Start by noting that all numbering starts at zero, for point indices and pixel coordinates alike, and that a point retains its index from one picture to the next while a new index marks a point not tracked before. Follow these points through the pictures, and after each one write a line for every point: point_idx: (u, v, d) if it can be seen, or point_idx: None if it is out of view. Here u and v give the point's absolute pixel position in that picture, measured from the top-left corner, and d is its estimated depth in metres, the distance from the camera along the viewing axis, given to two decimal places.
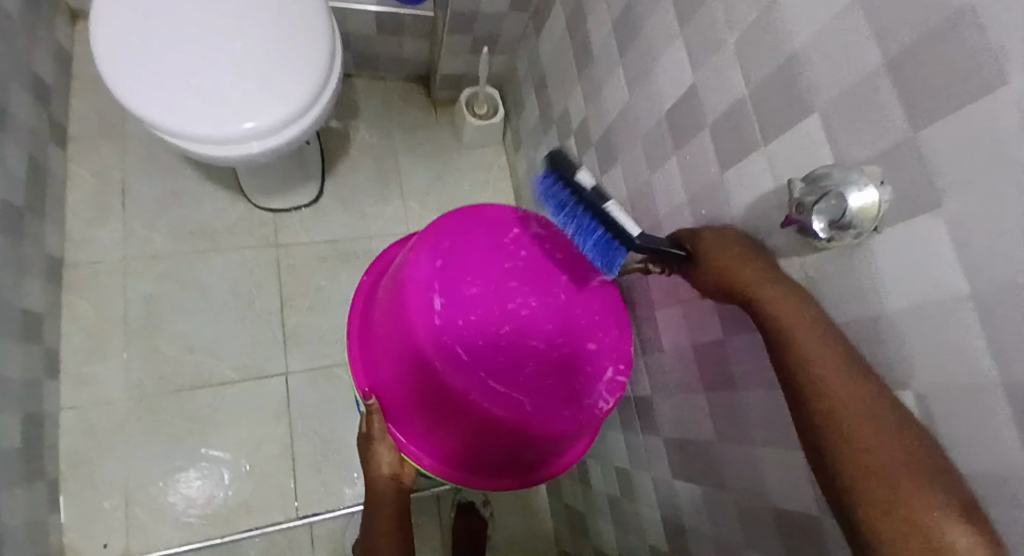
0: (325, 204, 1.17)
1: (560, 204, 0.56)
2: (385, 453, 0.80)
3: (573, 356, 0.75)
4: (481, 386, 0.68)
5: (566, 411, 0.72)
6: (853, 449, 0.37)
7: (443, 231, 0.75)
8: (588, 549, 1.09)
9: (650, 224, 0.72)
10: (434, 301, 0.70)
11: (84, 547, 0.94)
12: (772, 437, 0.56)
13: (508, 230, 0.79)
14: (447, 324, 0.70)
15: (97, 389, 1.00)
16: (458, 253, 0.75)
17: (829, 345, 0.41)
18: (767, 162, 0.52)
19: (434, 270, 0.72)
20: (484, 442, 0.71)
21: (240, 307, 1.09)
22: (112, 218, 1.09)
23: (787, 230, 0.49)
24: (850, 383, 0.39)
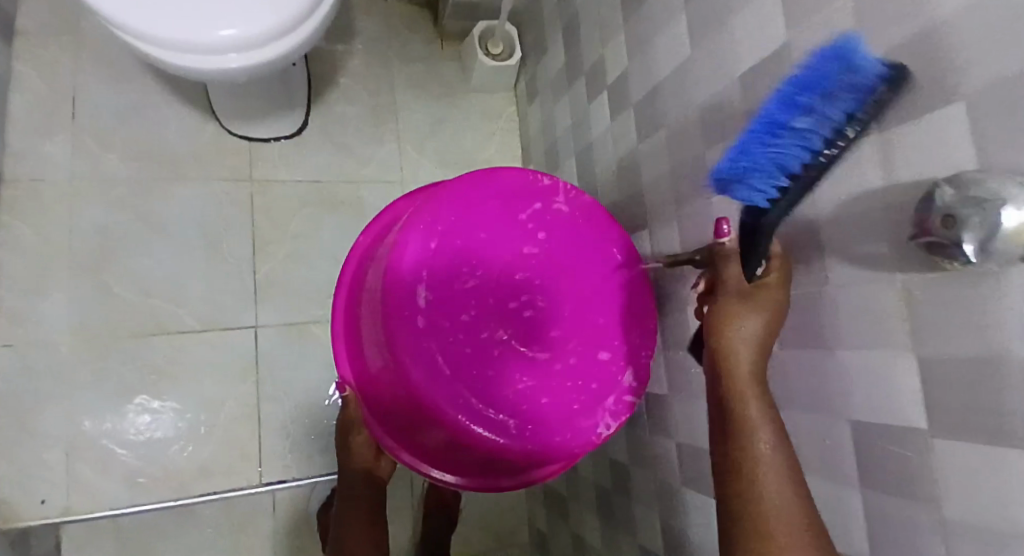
0: (310, 139, 1.03)
1: (816, 97, 0.40)
2: (363, 449, 0.71)
3: (579, 370, 0.62)
4: (460, 401, 0.60)
5: (561, 434, 0.61)
6: (749, 532, 0.39)
7: (443, 204, 0.61)
8: (564, 534, 1.04)
9: (698, 206, 0.62)
10: (418, 298, 0.60)
11: (15, 502, 0.84)
12: (828, 470, 0.49)
13: (526, 204, 0.64)
14: (430, 327, 0.60)
15: (38, 327, 0.88)
16: (458, 234, 0.61)
17: (770, 440, 0.41)
18: (882, 154, 0.42)
19: (425, 256, 0.60)
20: (463, 451, 0.64)
21: (206, 247, 0.96)
22: (61, 129, 0.94)
23: (911, 242, 0.38)
24: (770, 479, 0.40)
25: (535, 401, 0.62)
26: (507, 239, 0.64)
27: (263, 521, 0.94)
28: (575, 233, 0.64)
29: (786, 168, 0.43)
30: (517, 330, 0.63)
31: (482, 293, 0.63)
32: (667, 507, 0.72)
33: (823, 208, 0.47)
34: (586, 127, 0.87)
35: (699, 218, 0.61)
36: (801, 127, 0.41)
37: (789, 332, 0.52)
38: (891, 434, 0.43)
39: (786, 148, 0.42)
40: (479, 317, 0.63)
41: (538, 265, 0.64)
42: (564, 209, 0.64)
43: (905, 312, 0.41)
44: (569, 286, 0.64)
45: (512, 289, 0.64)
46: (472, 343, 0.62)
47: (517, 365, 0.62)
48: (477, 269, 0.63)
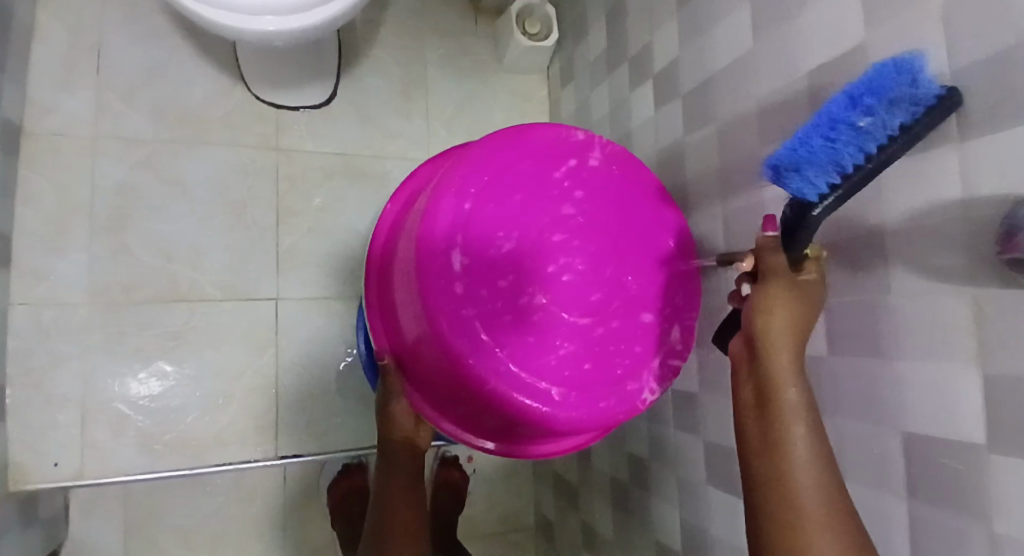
0: (338, 109, 1.01)
1: (882, 95, 0.36)
2: (402, 417, 0.70)
3: (621, 334, 0.62)
4: (500, 372, 0.57)
5: (607, 399, 0.60)
6: (785, 524, 0.39)
7: (476, 164, 0.60)
8: (571, 520, 1.05)
9: (748, 203, 0.60)
10: (454, 263, 0.58)
11: (27, 462, 0.83)
12: (872, 478, 0.49)
13: (559, 163, 0.63)
14: (467, 295, 0.58)
15: (55, 287, 0.86)
16: (493, 194, 0.60)
17: (809, 433, 0.41)
18: (959, 161, 0.40)
19: (459, 220, 0.59)
20: (502, 421, 0.62)
21: (229, 214, 0.94)
22: (84, 84, 0.91)
23: (1000, 258, 0.36)
24: (809, 472, 0.40)
25: (579, 367, 0.60)
26: (543, 199, 0.61)
27: (276, 492, 0.94)
28: (611, 192, 0.64)
29: (840, 165, 0.37)
30: (556, 295, 0.60)
31: (521, 256, 0.60)
32: (689, 502, 0.72)
33: (890, 214, 0.46)
34: (625, 115, 0.86)
35: (750, 217, 0.60)
36: (864, 127, 0.37)
37: (842, 340, 0.51)
38: (948, 447, 0.42)
39: (844, 145, 0.37)
40: (517, 282, 0.59)
41: (578, 225, 0.62)
42: (599, 168, 0.64)
43: (974, 324, 0.39)
44: (609, 248, 0.63)
45: (551, 252, 0.61)
46: (512, 310, 0.59)
47: (558, 331, 0.60)
48: (513, 231, 0.60)
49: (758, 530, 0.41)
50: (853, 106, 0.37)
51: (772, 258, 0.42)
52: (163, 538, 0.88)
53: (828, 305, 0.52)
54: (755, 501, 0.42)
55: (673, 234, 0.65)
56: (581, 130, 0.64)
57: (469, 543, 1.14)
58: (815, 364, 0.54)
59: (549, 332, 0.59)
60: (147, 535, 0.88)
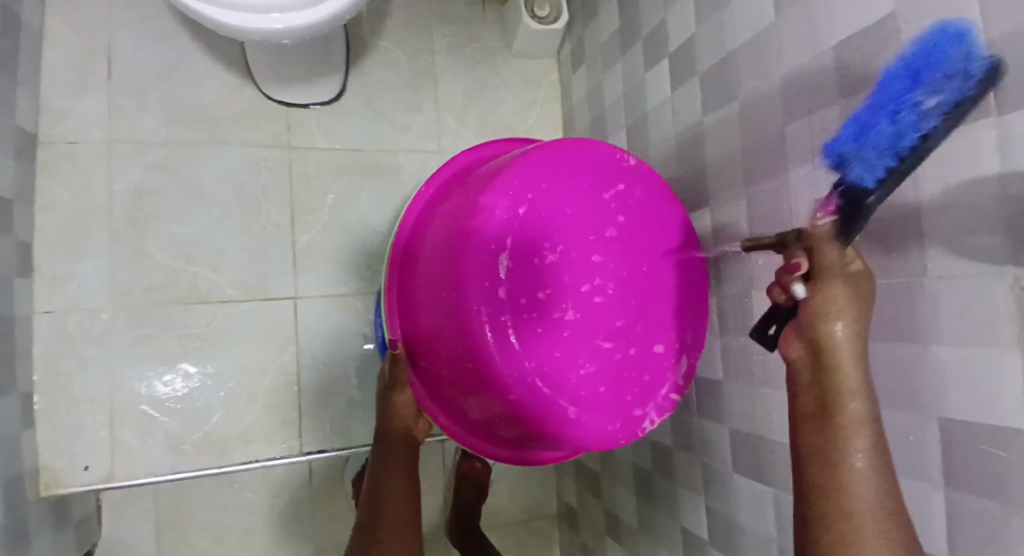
0: (349, 104, 1.00)
1: (936, 68, 0.33)
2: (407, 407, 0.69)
3: (638, 361, 0.61)
4: (524, 383, 0.57)
5: (613, 424, 0.61)
6: (838, 531, 0.38)
7: (534, 170, 0.59)
8: (595, 508, 1.04)
9: (772, 187, 0.59)
10: (499, 265, 0.57)
11: (60, 465, 0.84)
12: (908, 466, 0.47)
13: (611, 183, 0.62)
14: (507, 300, 0.57)
15: (78, 292, 0.87)
16: (544, 204, 0.59)
17: (871, 442, 0.39)
18: (999, 135, 0.38)
19: (509, 223, 0.58)
20: (510, 432, 0.62)
21: (244, 214, 0.94)
22: (97, 88, 0.91)
23: None
24: (867, 481, 0.38)
25: (593, 393, 0.60)
26: (588, 217, 0.61)
27: (301, 487, 0.95)
28: (651, 220, 0.63)
29: (895, 148, 0.35)
30: (584, 315, 0.60)
31: (560, 270, 0.59)
32: (715, 491, 0.71)
33: (925, 194, 0.44)
34: (640, 99, 0.84)
35: (775, 200, 0.58)
36: (920, 105, 0.34)
37: (877, 326, 0.49)
38: (988, 435, 0.41)
39: (898, 126, 0.35)
40: (553, 296, 0.59)
41: (616, 246, 0.61)
42: (643, 194, 0.63)
43: (1016, 307, 0.37)
44: (638, 275, 0.62)
45: (588, 270, 0.60)
46: (544, 323, 0.58)
47: (582, 353, 0.59)
48: (558, 244, 0.59)
49: (807, 528, 0.40)
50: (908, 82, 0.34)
51: (826, 253, 0.41)
52: (193, 534, 0.90)
53: None
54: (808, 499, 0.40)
55: (695, 269, 0.65)
56: (635, 155, 0.64)
57: (494, 531, 1.15)
58: None
59: (574, 350, 0.59)
60: (178, 531, 0.89)
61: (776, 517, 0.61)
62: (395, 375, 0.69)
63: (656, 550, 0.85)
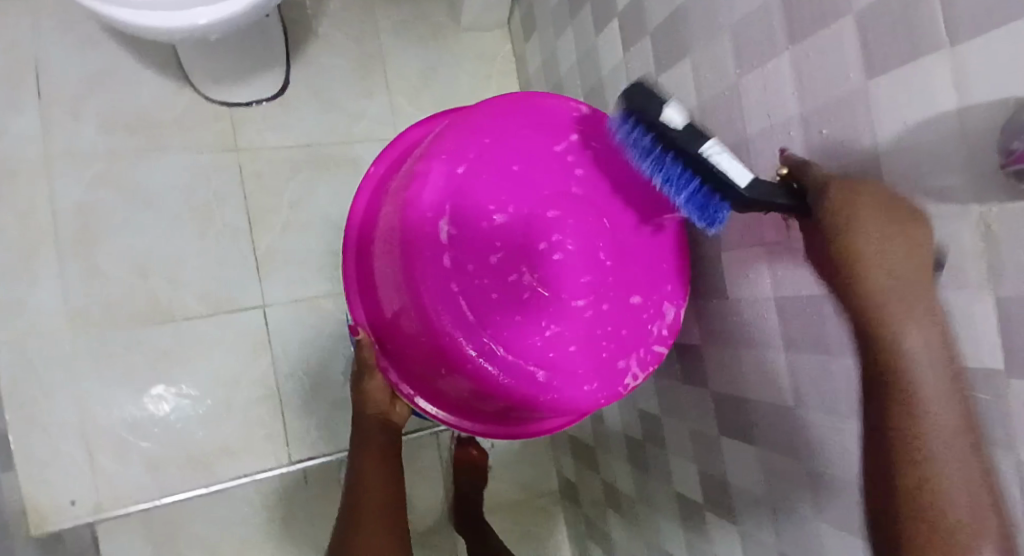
0: (295, 98, 0.96)
1: (642, 150, 0.46)
2: (379, 392, 0.69)
3: (612, 317, 0.59)
4: (482, 348, 0.57)
5: (591, 383, 0.60)
6: (907, 434, 0.35)
7: (474, 130, 0.58)
8: (592, 481, 1.05)
9: (733, 143, 0.57)
10: (441, 233, 0.57)
11: (43, 501, 0.83)
12: None
13: (562, 135, 0.60)
14: (456, 268, 0.57)
15: (37, 321, 0.84)
16: (487, 166, 0.58)
17: (924, 329, 0.36)
18: (952, 69, 0.35)
19: (449, 189, 0.57)
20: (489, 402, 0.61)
21: (199, 224, 0.91)
22: (28, 106, 0.86)
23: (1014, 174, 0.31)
24: (923, 373, 0.35)
25: (562, 354, 0.59)
26: (541, 174, 0.59)
27: (295, 494, 0.94)
28: (613, 166, 0.59)
29: (692, 185, 0.43)
30: (543, 275, 0.59)
31: (512, 230, 0.58)
32: (703, 454, 0.71)
33: (882, 137, 0.41)
34: (595, 63, 0.81)
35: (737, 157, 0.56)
36: (658, 167, 0.45)
37: None
38: None
39: (676, 184, 0.45)
40: (507, 259, 0.58)
41: (576, 197, 0.59)
42: (605, 141, 0.60)
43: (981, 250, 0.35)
44: (603, 227, 0.59)
45: (544, 228, 0.59)
46: (499, 288, 0.58)
47: (546, 314, 0.58)
48: (507, 205, 0.58)
49: (892, 453, 0.36)
50: (626, 132, 0.48)
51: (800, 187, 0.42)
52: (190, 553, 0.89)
53: None
54: (883, 419, 0.37)
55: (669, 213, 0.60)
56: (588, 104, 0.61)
57: (494, 513, 1.16)
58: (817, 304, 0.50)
59: (536, 312, 0.58)
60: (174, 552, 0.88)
61: (765, 476, 0.61)
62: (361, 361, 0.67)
63: (654, 515, 0.85)
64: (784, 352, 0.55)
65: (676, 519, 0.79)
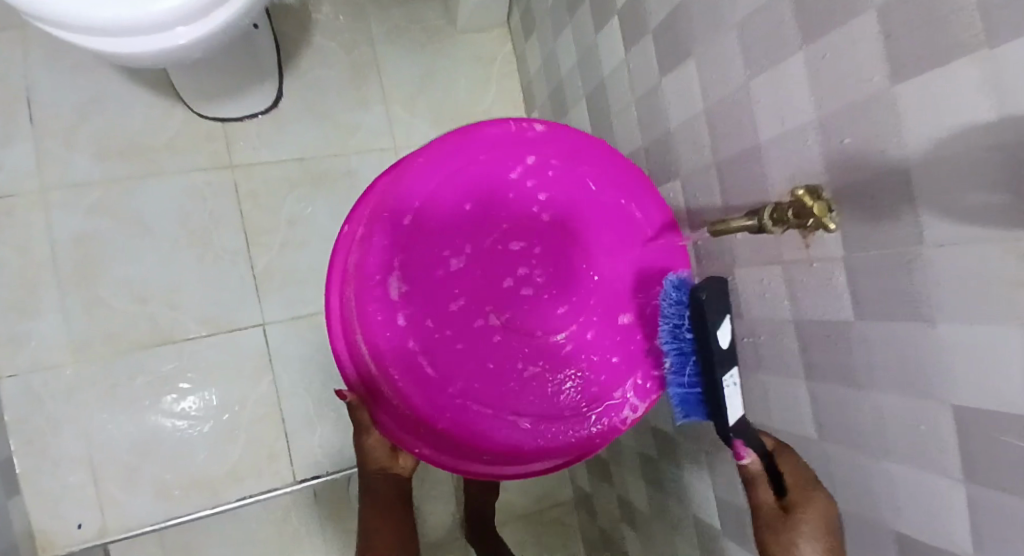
0: (288, 111, 0.93)
1: (674, 321, 0.49)
2: (378, 449, 0.58)
3: (591, 343, 0.62)
4: (459, 389, 0.62)
5: (585, 410, 0.61)
6: None
7: (415, 181, 0.60)
8: (607, 495, 1.01)
9: (744, 151, 0.52)
10: (393, 292, 0.61)
11: (50, 531, 0.83)
12: (910, 457, 0.42)
13: (516, 162, 0.61)
14: (415, 322, 0.62)
15: (38, 351, 0.83)
16: (433, 216, 0.62)
17: None
18: (991, 71, 0.30)
19: (395, 247, 0.61)
20: (490, 440, 0.61)
21: (195, 246, 0.89)
22: (23, 136, 0.85)
23: None
24: None
25: (541, 384, 0.63)
26: (492, 214, 0.63)
27: (305, 515, 0.93)
28: (576, 185, 0.61)
29: (694, 386, 0.48)
30: (509, 309, 0.64)
31: (472, 271, 0.64)
32: (720, 480, 0.66)
33: (909, 149, 0.36)
34: (596, 63, 0.76)
35: (748, 166, 0.52)
36: (676, 347, 0.49)
37: (871, 304, 0.41)
38: (1005, 424, 0.34)
39: (677, 371, 0.49)
40: (469, 303, 0.64)
41: (538, 224, 0.63)
42: (573, 154, 0.60)
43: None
44: (573, 248, 0.63)
45: (508, 265, 0.64)
46: (467, 331, 0.64)
47: (516, 348, 0.64)
48: (463, 249, 0.64)
49: None
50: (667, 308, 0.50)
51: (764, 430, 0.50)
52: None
53: (846, 263, 0.43)
54: None
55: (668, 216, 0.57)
56: (542, 121, 0.58)
57: (507, 527, 1.14)
58: (841, 332, 0.45)
59: (508, 348, 0.64)
60: None
61: None
62: (356, 420, 0.57)
63: (671, 537, 0.81)
64: (805, 381, 0.50)
65: (693, 543, 0.75)
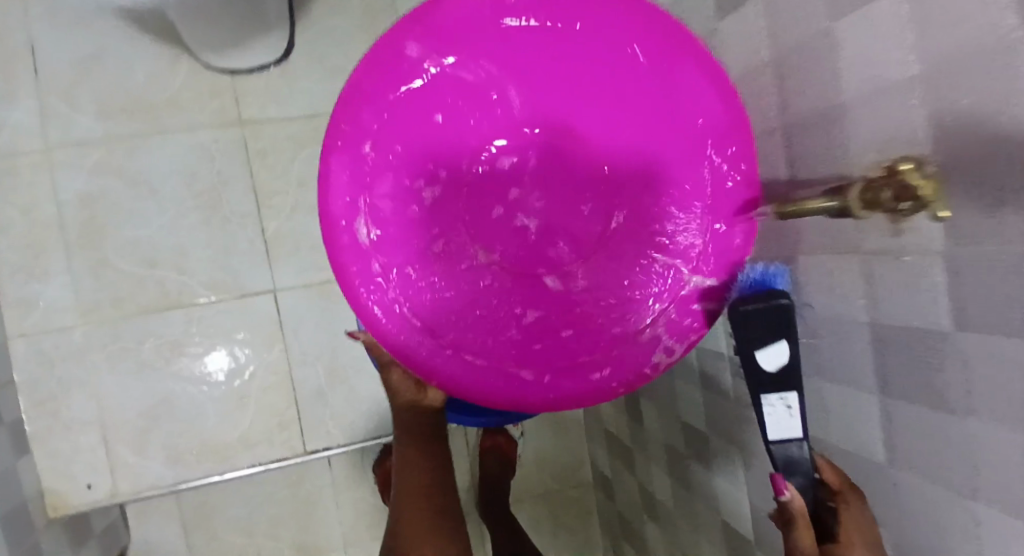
0: (298, 64, 0.87)
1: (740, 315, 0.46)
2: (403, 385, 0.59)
3: (614, 274, 0.50)
4: (453, 345, 0.50)
5: (615, 352, 0.49)
6: None
7: (373, 93, 0.47)
8: (629, 482, 0.95)
9: (819, 112, 0.42)
10: (364, 236, 0.49)
11: (64, 490, 0.84)
12: (1002, 504, 0.34)
13: (496, 48, 0.48)
14: (395, 271, 0.49)
15: (47, 312, 0.82)
16: (401, 134, 0.49)
17: None
18: None
19: (360, 179, 0.48)
20: (507, 398, 0.50)
21: (204, 206, 0.85)
22: (25, 87, 0.81)
23: None
24: None
25: (556, 330, 0.50)
26: (475, 120, 0.50)
27: (319, 480, 0.94)
28: (574, 72, 0.49)
29: None
30: (507, 243, 0.52)
31: (457, 199, 0.52)
32: (757, 487, 0.59)
33: None
34: None
35: (825, 132, 0.42)
36: None
37: (979, 312, 0.32)
38: None
39: None
40: (456, 241, 0.51)
41: (532, 130, 0.51)
42: (569, 22, 0.47)
43: None
44: (580, 159, 0.51)
45: (501, 186, 0.52)
46: (455, 274, 0.51)
47: (517, 290, 0.51)
48: (443, 171, 0.51)
49: None
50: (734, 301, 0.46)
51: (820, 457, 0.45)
52: (222, 532, 0.91)
53: (948, 261, 0.33)
54: None
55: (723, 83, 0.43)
56: None
57: (523, 504, 1.10)
58: (933, 346, 0.36)
59: (505, 290, 0.51)
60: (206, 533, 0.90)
61: None
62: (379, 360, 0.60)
63: (696, 537, 0.75)
64: (876, 395, 0.42)
65: (720, 548, 0.69)
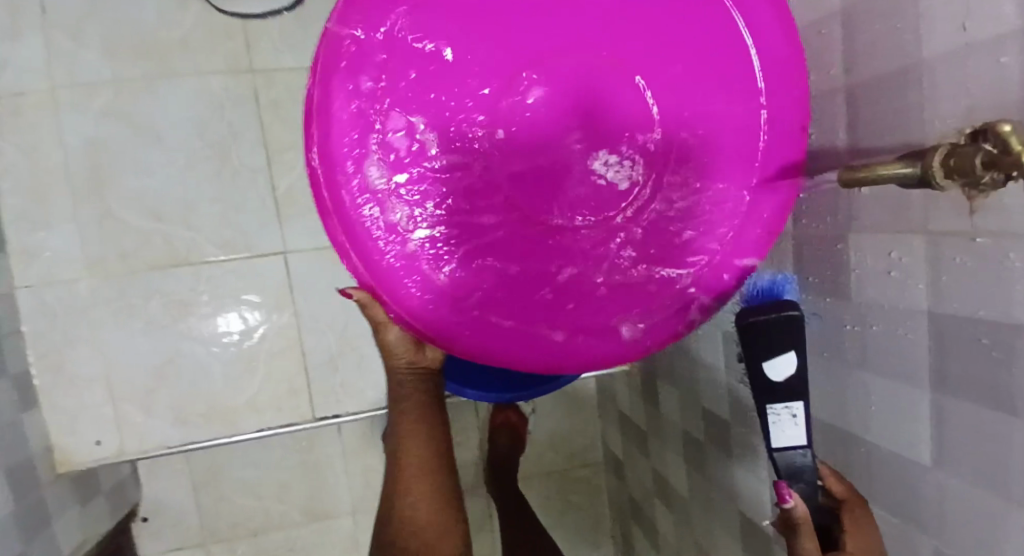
0: (314, 13, 0.83)
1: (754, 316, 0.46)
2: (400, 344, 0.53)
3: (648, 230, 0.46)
4: (468, 302, 0.47)
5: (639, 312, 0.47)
6: None
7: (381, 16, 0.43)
8: (642, 466, 0.92)
9: (891, 70, 0.37)
10: (374, 182, 0.45)
11: (71, 446, 0.83)
12: None
13: None
14: (408, 220, 0.45)
15: (53, 262, 0.81)
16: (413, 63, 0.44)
17: None
18: None
19: (367, 117, 0.44)
20: (524, 355, 0.48)
21: (215, 156, 0.83)
22: (30, 25, 0.78)
23: None
24: None
25: (579, 288, 0.47)
26: (496, 44, 0.44)
27: (326, 446, 0.93)
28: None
29: None
30: (534, 188, 0.46)
31: (480, 137, 0.45)
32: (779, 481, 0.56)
33: None
34: None
35: (900, 92, 0.36)
36: None
37: None
38: None
39: None
40: (476, 188, 0.46)
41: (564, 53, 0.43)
42: None
43: None
44: (624, 89, 0.43)
45: (530, 122, 0.44)
46: (471, 223, 0.46)
47: (539, 243, 0.47)
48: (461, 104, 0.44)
49: None
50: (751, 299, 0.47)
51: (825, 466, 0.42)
52: (229, 492, 0.91)
53: None
54: None
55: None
56: None
57: (530, 480, 1.08)
58: (1007, 342, 0.31)
59: (526, 243, 0.47)
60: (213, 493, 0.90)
61: None
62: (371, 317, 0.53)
63: (709, 526, 0.72)
64: (930, 392, 0.37)
65: (735, 540, 0.66)
